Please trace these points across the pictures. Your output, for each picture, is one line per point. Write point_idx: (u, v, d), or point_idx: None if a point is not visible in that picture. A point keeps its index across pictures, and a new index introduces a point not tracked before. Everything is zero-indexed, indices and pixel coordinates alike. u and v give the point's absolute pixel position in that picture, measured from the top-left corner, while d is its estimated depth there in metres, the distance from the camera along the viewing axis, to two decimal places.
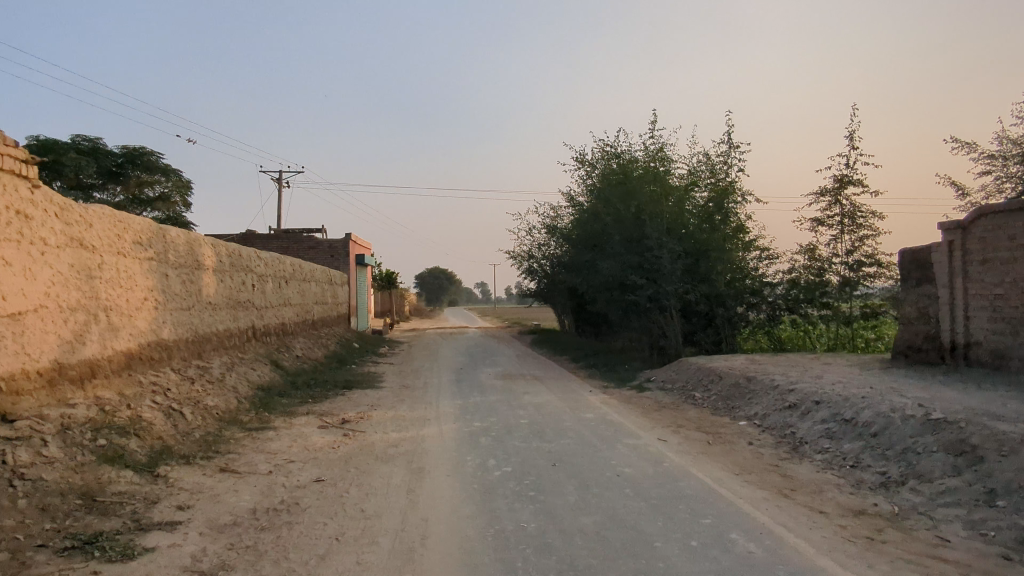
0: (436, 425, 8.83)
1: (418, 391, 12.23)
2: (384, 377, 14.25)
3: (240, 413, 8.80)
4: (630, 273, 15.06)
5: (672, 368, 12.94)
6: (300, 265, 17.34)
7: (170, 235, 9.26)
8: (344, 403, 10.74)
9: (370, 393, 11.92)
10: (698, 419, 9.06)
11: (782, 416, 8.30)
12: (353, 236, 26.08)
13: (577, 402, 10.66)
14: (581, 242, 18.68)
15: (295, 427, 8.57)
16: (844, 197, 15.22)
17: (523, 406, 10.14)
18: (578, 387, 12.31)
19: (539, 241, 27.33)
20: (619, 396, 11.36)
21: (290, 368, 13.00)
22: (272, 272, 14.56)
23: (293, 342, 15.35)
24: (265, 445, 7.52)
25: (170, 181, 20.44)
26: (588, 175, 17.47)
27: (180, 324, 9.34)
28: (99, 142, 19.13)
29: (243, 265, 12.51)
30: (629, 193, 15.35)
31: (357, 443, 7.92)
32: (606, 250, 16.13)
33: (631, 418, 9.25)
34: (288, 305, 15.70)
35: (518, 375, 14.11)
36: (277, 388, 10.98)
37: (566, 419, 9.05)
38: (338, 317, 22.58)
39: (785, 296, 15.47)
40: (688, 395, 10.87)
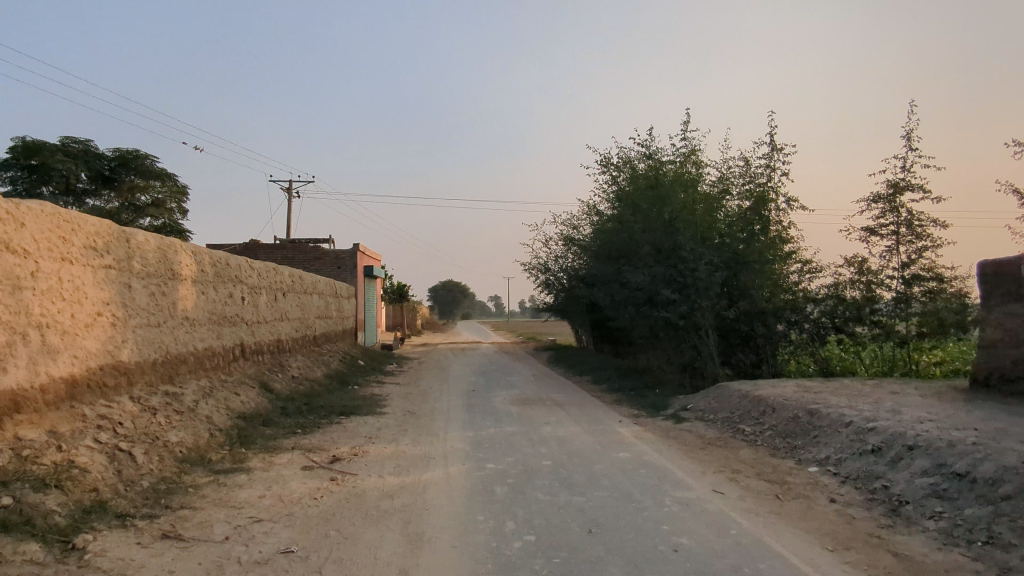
0: (442, 467, 7.38)
1: (424, 419, 10.82)
2: (388, 400, 12.90)
3: (210, 450, 7.43)
4: (659, 287, 13.52)
5: (711, 395, 11.37)
6: (300, 276, 16.07)
7: (136, 239, 7.97)
8: (338, 434, 9.35)
9: (370, 421, 10.54)
10: (757, 463, 7.54)
11: (864, 462, 6.76)
12: (361, 248, 24.87)
13: (607, 436, 9.18)
14: (604, 254, 17.22)
15: (273, 469, 7.17)
16: (901, 205, 13.66)
17: (545, 441, 8.69)
18: (605, 416, 10.84)
19: (557, 252, 25.97)
20: (654, 428, 9.86)
21: (282, 392, 11.67)
22: (266, 283, 13.29)
23: (289, 361, 14.03)
24: (231, 495, 6.12)
25: (167, 185, 19.39)
26: (612, 182, 16.06)
27: (145, 343, 8.01)
28: (90, 144, 18.12)
29: (231, 275, 11.24)
30: (656, 199, 13.88)
31: (345, 493, 6.49)
32: (631, 263, 14.63)
33: (675, 459, 7.75)
34: (285, 321, 14.41)
35: (536, 401, 12.61)
36: (263, 416, 9.64)
37: (598, 461, 7.57)
38: (343, 333, 21.28)
39: (829, 312, 13.85)
40: (735, 429, 9.34)
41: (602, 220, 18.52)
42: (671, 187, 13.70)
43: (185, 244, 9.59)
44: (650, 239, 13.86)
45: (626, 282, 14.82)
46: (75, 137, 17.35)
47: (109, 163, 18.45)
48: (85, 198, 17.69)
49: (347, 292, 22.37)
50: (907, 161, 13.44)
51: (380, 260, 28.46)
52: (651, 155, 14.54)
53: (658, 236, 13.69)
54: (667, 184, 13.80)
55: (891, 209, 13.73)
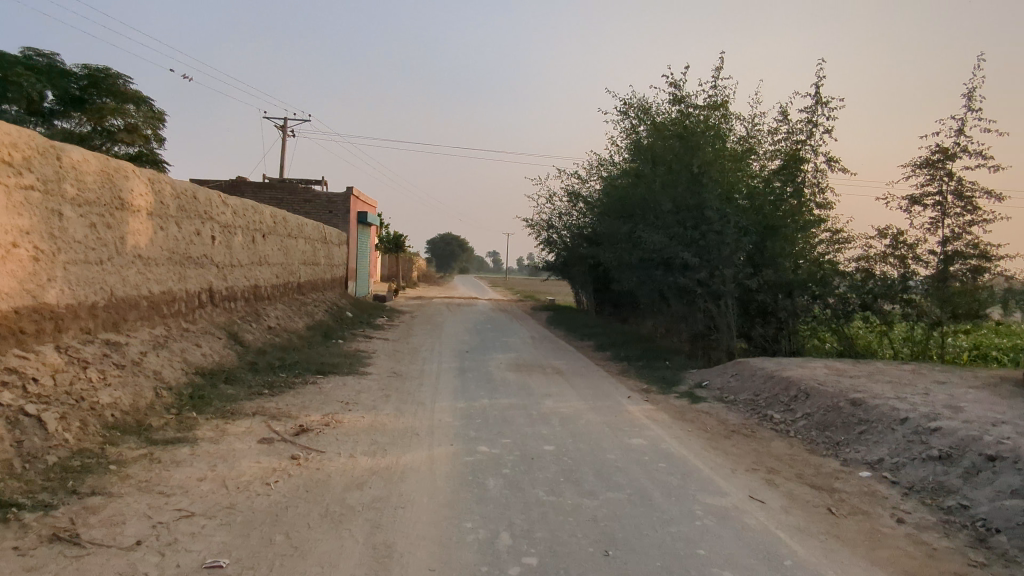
0: (424, 448, 6.23)
1: (410, 383, 9.69)
2: (373, 358, 11.79)
3: (151, 414, 6.27)
4: (677, 251, 12.06)
5: (730, 372, 10.21)
6: (284, 217, 14.74)
7: (69, 157, 6.67)
8: (310, 398, 8.20)
9: (350, 383, 9.40)
10: (796, 460, 6.40)
11: (929, 470, 5.61)
12: (355, 192, 23.42)
13: (616, 415, 8.04)
14: (617, 210, 15.79)
15: (222, 440, 6.00)
16: (951, 173, 12.23)
17: (546, 419, 7.56)
18: (612, 390, 9.73)
19: (561, 209, 24.59)
20: (668, 408, 8.72)
21: (255, 345, 10.51)
22: (243, 223, 11.97)
23: (267, 310, 12.83)
24: (161, 475, 4.96)
25: (143, 110, 17.79)
26: (631, 130, 14.53)
27: (80, 283, 6.75)
28: (56, 59, 16.61)
29: (198, 210, 9.91)
30: (679, 153, 12.35)
31: (305, 476, 5.34)
32: (646, 222, 13.17)
33: (697, 449, 6.61)
34: (263, 265, 13.15)
35: (535, 368, 11.46)
36: (226, 372, 8.48)
37: (608, 449, 6.43)
38: (332, 281, 20.06)
39: (855, 288, 12.27)
40: (761, 414, 8.18)
41: (616, 173, 17.02)
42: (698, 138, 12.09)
43: (140, 171, 8.26)
44: (669, 196, 12.37)
45: (639, 242, 13.39)
46: (37, 49, 15.86)
47: (77, 82, 16.91)
48: (53, 119, 16.26)
49: (338, 239, 21.07)
50: (963, 124, 11.98)
51: (375, 207, 27.04)
52: (675, 103, 12.95)
53: (679, 193, 12.19)
54: (692, 135, 12.24)
55: (939, 176, 12.30)
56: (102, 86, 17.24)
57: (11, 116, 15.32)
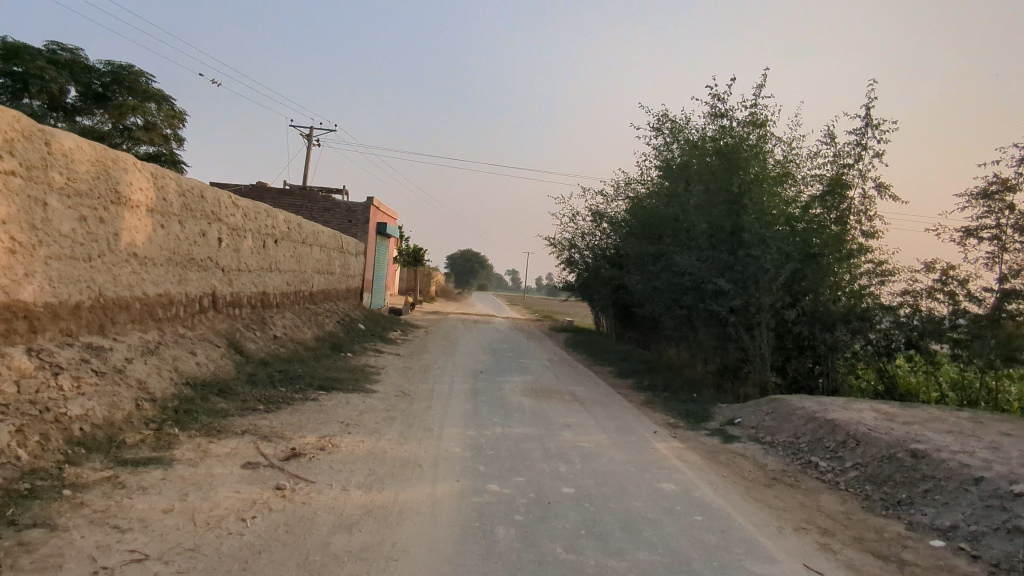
0: (426, 483, 5.50)
1: (418, 404, 8.98)
2: (381, 375, 11.12)
3: (127, 429, 5.64)
4: (711, 276, 11.18)
5: (766, 410, 9.33)
6: (299, 224, 14.25)
7: (59, 143, 6.17)
8: (307, 417, 7.53)
9: (353, 401, 8.73)
10: (852, 519, 5.52)
11: (1018, 545, 4.72)
12: (376, 202, 23.01)
13: (641, 453, 7.24)
14: (646, 232, 14.97)
15: (200, 463, 5.34)
16: (1010, 207, 11.33)
17: (564, 454, 6.78)
18: (637, 424, 8.92)
19: (585, 229, 23.92)
20: (699, 447, 7.88)
21: (257, 355, 9.91)
22: (254, 227, 11.46)
23: (274, 319, 12.27)
24: (121, 505, 4.30)
25: (164, 109, 17.48)
26: (664, 148, 13.79)
27: (62, 280, 6.21)
28: (81, 54, 16.53)
29: (204, 210, 9.39)
30: (717, 172, 11.54)
31: (287, 512, 4.64)
32: (677, 244, 12.32)
33: (737, 501, 5.78)
34: (274, 272, 12.63)
35: (553, 394, 10.69)
36: (220, 384, 7.86)
37: (635, 495, 5.64)
38: (347, 292, 19.53)
39: (899, 325, 11.24)
40: (804, 460, 7.21)
41: (646, 194, 16.24)
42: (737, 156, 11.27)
43: (141, 165, 7.77)
44: (704, 217, 11.53)
45: (669, 264, 12.53)
46: (60, 43, 15.81)
47: (100, 78, 16.72)
48: (75, 116, 16.14)
49: (355, 249, 20.60)
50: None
51: (396, 219, 26.64)
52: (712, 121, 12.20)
53: (714, 214, 11.35)
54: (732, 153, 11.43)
55: (997, 210, 11.41)
56: (124, 84, 17.02)
57: (31, 109, 15.22)
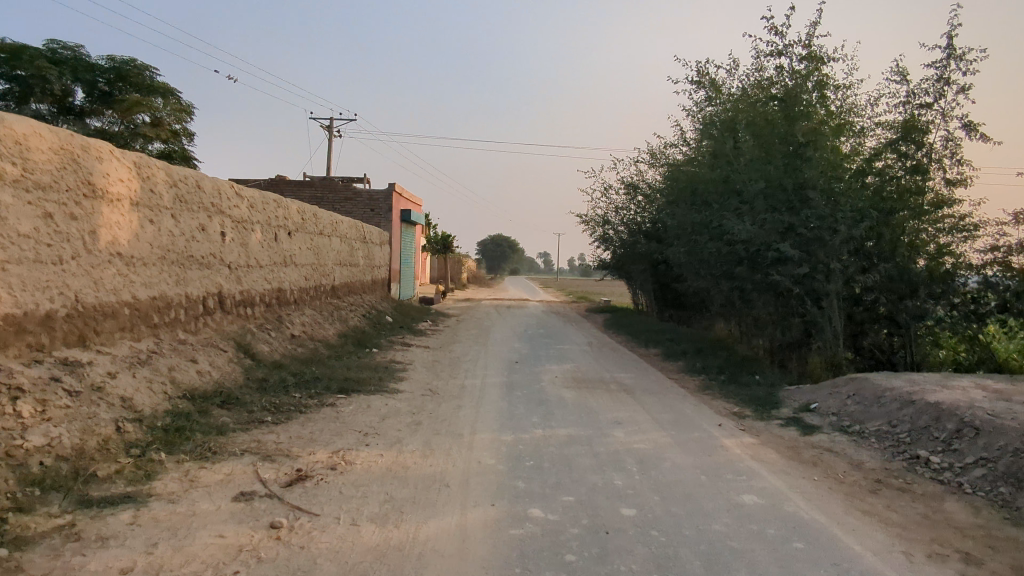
0: (454, 511, 4.50)
1: (447, 404, 8.03)
2: (407, 371, 10.22)
3: (102, 459, 4.78)
4: (770, 241, 9.80)
5: (848, 393, 8.10)
6: (315, 214, 13.39)
7: (9, 129, 5.30)
8: (320, 428, 6.62)
9: (375, 405, 7.81)
10: (997, 536, 4.32)
11: None
12: (399, 188, 22.12)
13: (708, 453, 6.11)
14: (689, 197, 13.59)
15: (183, 498, 4.44)
16: None
17: (619, 461, 5.71)
18: (697, 415, 7.77)
19: (618, 203, 22.63)
20: (776, 442, 6.71)
21: (270, 357, 9.08)
22: (262, 219, 10.62)
23: (292, 316, 11.46)
24: (68, 566, 3.40)
25: (171, 103, 16.75)
26: (707, 103, 12.34)
27: (25, 287, 5.37)
28: (81, 51, 16.00)
29: (201, 202, 8.53)
30: (772, 123, 10.08)
31: (279, 562, 3.70)
32: (726, 208, 10.93)
33: (841, 515, 4.62)
34: (289, 266, 11.82)
35: (596, 383, 9.61)
36: (225, 394, 7.03)
37: (713, 514, 4.54)
38: (373, 283, 18.77)
39: (988, 285, 9.56)
40: (911, 455, 5.97)
41: (686, 159, 14.84)
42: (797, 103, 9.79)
43: (121, 153, 6.91)
44: (760, 175, 10.11)
45: (717, 231, 11.15)
46: (58, 39, 15.32)
47: (104, 75, 16.15)
48: (85, 118, 15.60)
49: (380, 239, 19.78)
50: None
51: (420, 205, 25.75)
52: (762, 67, 10.74)
53: (770, 170, 9.93)
54: (789, 100, 9.96)
55: None
56: (129, 79, 16.43)
57: (38, 112, 14.73)
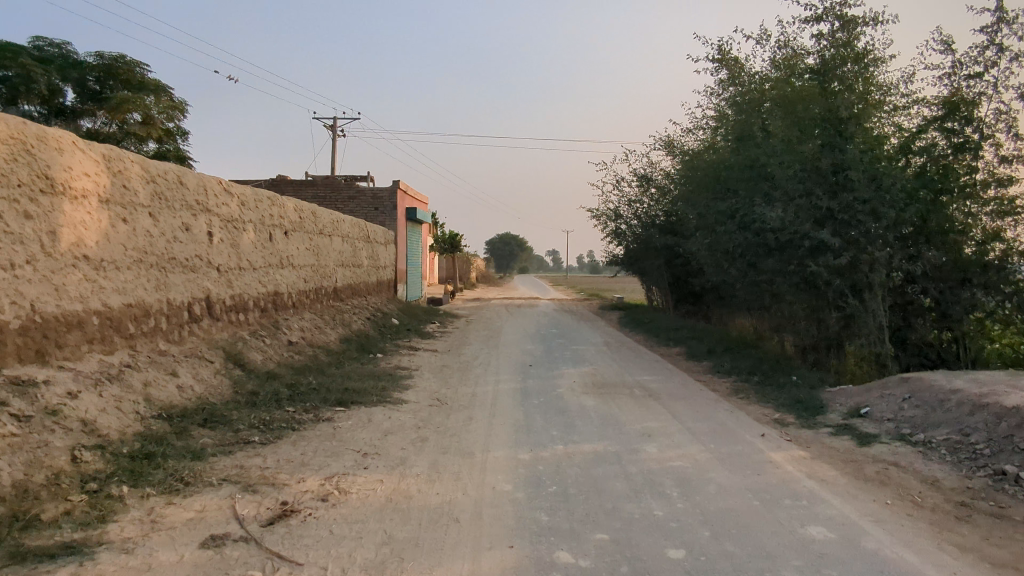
0: (464, 557, 3.72)
1: (455, 416, 7.26)
2: (413, 378, 9.47)
3: (49, 498, 4.05)
4: (805, 229, 8.96)
5: (903, 395, 7.25)
6: (314, 212, 12.68)
7: None
8: (314, 448, 5.87)
9: (376, 419, 7.06)
10: None
11: None
12: (403, 186, 21.38)
13: (757, 472, 5.30)
14: (711, 185, 12.73)
15: (140, 546, 3.69)
16: None
17: (655, 485, 4.91)
18: (736, 424, 6.95)
19: (631, 196, 21.76)
20: (832, 456, 5.88)
21: (264, 367, 8.36)
22: (255, 217, 9.89)
23: (289, 321, 10.74)
24: None
25: (162, 100, 16.04)
26: (729, 82, 11.47)
27: None
28: (68, 49, 15.43)
29: (183, 199, 7.79)
30: (807, 103, 9.14)
31: None
32: (754, 194, 10.09)
33: (936, 554, 3.80)
34: (286, 268, 11.12)
35: (618, 388, 8.82)
36: (208, 411, 6.30)
37: (779, 554, 3.74)
38: (378, 284, 18.06)
39: None
40: (996, 472, 5.13)
41: (706, 146, 13.99)
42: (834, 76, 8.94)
43: (88, 145, 6.19)
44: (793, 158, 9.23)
45: (745, 219, 10.31)
46: (41, 36, 14.80)
47: (93, 73, 15.56)
48: (77, 119, 15.01)
49: (385, 238, 19.09)
50: None
51: (427, 203, 25.04)
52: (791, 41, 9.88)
53: (804, 151, 9.08)
54: (824, 74, 9.10)
55: None
56: (118, 76, 15.84)
57: (26, 112, 14.15)
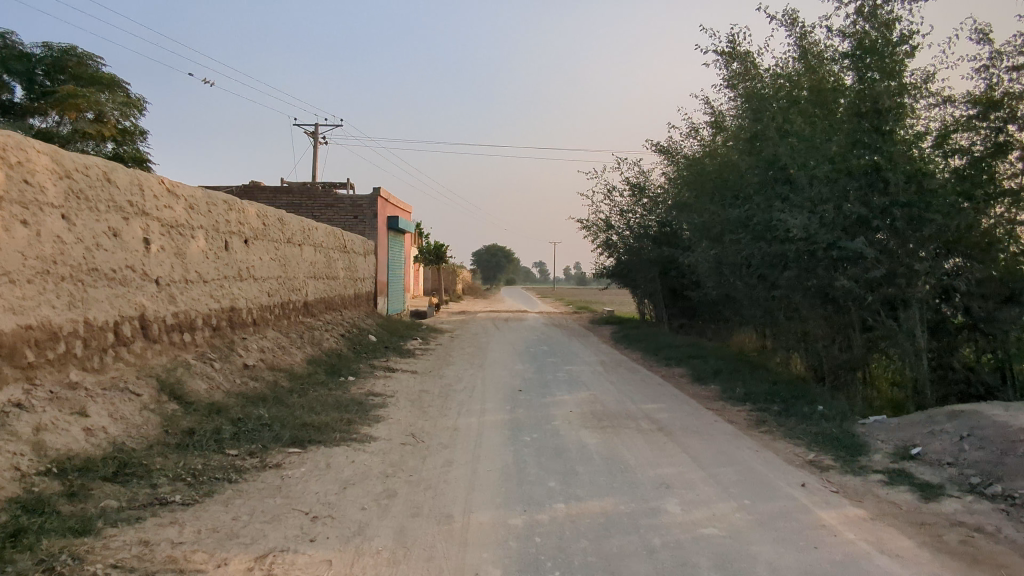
0: None
1: (432, 459, 6.06)
2: (385, 408, 8.26)
3: None
4: (835, 238, 7.90)
5: (960, 434, 6.17)
6: (281, 219, 11.47)
7: None
8: (252, 510, 4.65)
9: (336, 464, 5.84)
10: None
11: None
12: (385, 193, 20.22)
13: (815, 544, 4.16)
14: (720, 192, 11.68)
15: None
16: None
17: (691, 569, 3.75)
18: (769, 470, 5.81)
19: (622, 205, 20.74)
20: (898, 516, 4.75)
21: (207, 398, 7.10)
22: (206, 223, 8.65)
23: (247, 341, 9.49)
24: None
25: (117, 96, 14.83)
26: (741, 78, 10.41)
27: None
28: (10, 40, 14.17)
29: (111, 199, 6.55)
30: (838, 96, 8.37)
31: None
32: (772, 199, 9.02)
33: None
34: (246, 280, 9.88)
35: (622, 421, 7.66)
36: (123, 460, 5.05)
37: None
38: (355, 298, 16.83)
39: None
40: None
41: (713, 150, 12.97)
42: (872, 60, 7.77)
43: None
44: (818, 158, 8.17)
45: (760, 227, 9.26)
46: None
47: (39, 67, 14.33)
48: (26, 117, 13.72)
49: (363, 249, 17.90)
50: None
51: (409, 212, 23.88)
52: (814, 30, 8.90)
53: (833, 149, 8.03)
54: (857, 61, 8.00)
55: None
56: (66, 69, 14.62)
57: None
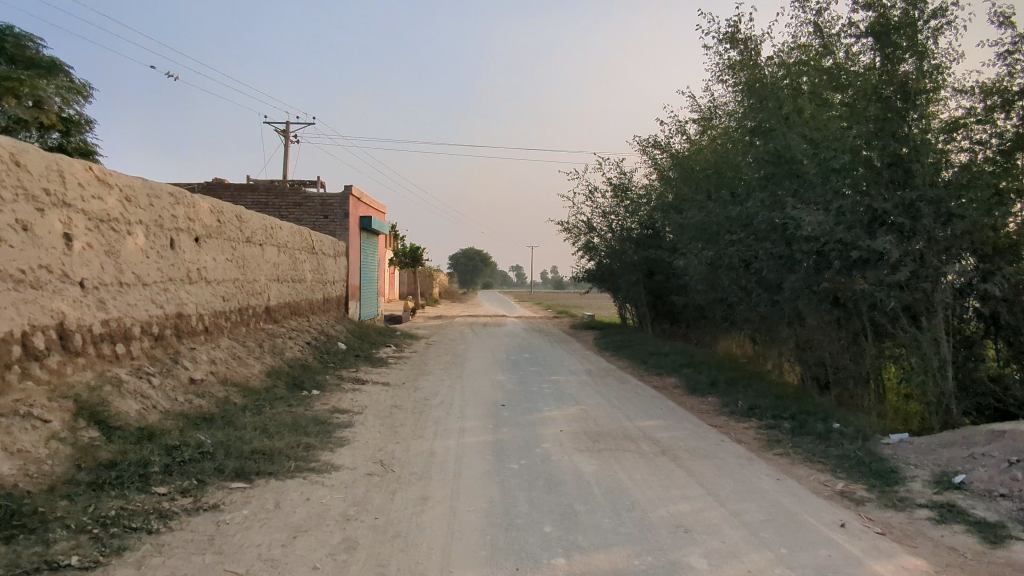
0: None
1: (402, 495, 5.11)
2: (350, 428, 7.26)
3: None
4: (854, 237, 7.16)
5: (1009, 459, 5.41)
6: (240, 217, 10.41)
7: None
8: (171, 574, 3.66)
9: (286, 504, 4.85)
10: None
11: None
12: (357, 192, 19.15)
13: None
14: (717, 190, 10.92)
15: None
16: None
17: None
18: (798, 505, 4.98)
19: (605, 207, 19.94)
20: (967, 567, 3.94)
21: (139, 421, 6.05)
22: (147, 219, 7.58)
23: (195, 351, 8.42)
24: None
25: (59, 82, 13.63)
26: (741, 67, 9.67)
27: None
28: None
29: (18, 186, 5.48)
30: (854, 82, 7.63)
31: None
32: (780, 194, 8.24)
33: None
34: (196, 283, 8.81)
35: (620, 442, 6.78)
36: (11, 508, 4.03)
37: None
38: (324, 302, 15.75)
39: None
40: None
41: (707, 146, 12.22)
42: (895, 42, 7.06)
43: None
44: (833, 149, 7.42)
45: (766, 225, 8.48)
46: None
47: None
48: None
49: (333, 250, 16.82)
50: None
51: (383, 213, 22.81)
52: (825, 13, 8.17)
53: (851, 139, 7.28)
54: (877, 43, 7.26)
55: None
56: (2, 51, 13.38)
57: None
